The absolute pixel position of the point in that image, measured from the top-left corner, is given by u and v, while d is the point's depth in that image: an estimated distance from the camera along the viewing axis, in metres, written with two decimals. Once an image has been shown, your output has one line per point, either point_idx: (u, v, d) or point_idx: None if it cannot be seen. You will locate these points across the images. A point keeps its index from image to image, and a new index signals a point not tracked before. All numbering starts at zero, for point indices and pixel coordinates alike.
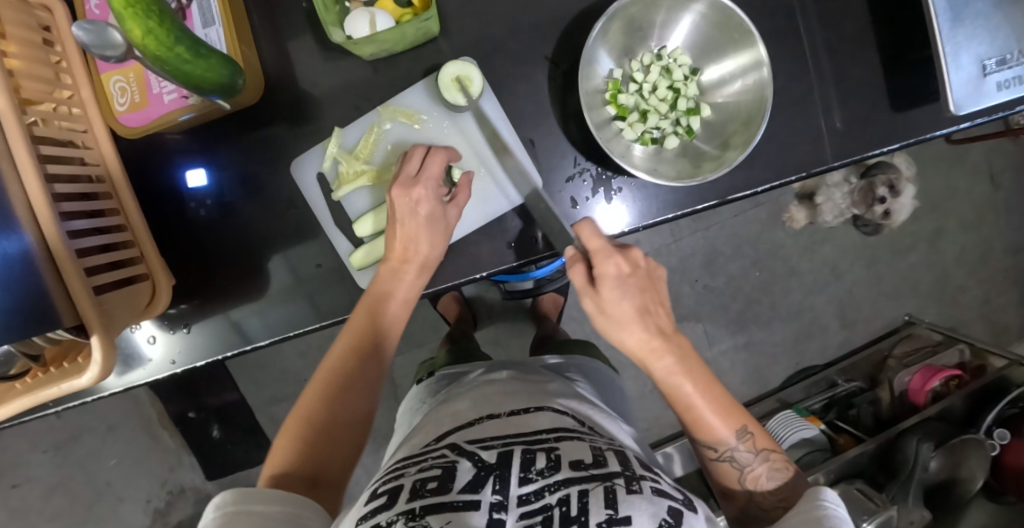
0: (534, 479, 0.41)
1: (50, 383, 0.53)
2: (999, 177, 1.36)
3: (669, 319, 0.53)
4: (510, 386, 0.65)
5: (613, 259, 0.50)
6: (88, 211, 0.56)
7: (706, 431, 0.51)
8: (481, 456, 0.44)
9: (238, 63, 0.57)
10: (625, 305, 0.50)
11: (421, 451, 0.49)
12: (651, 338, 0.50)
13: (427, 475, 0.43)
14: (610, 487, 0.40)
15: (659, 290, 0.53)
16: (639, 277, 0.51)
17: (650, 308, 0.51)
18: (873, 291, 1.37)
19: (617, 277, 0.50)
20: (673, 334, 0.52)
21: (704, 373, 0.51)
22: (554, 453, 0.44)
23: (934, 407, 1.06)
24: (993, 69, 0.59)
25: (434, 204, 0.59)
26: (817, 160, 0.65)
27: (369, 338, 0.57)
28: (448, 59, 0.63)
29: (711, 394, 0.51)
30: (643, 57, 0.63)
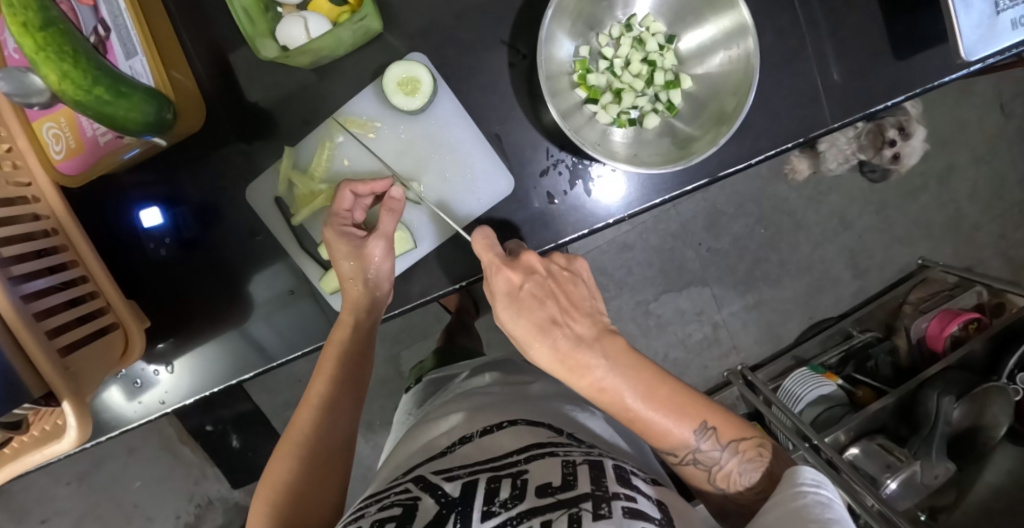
0: (496, 512, 0.39)
1: (31, 451, 0.51)
2: (1012, 103, 1.27)
3: (591, 321, 0.47)
4: (490, 394, 0.62)
5: (503, 274, 0.47)
6: (47, 267, 0.52)
7: (664, 442, 0.48)
8: (444, 490, 0.43)
9: (165, 95, 0.53)
10: (520, 324, 0.46)
11: (386, 487, 0.48)
12: (563, 350, 0.45)
13: (386, 515, 0.41)
14: (575, 514, 0.37)
15: (571, 291, 0.48)
16: (540, 286, 0.47)
17: (559, 318, 0.46)
18: (885, 236, 1.31)
19: (508, 293, 0.47)
20: (593, 340, 0.45)
21: (649, 378, 0.46)
22: (520, 479, 0.42)
23: (956, 355, 1.01)
24: (1007, 5, 0.52)
25: (353, 238, 0.57)
26: (815, 123, 0.60)
27: (329, 391, 0.55)
28: (398, 56, 0.58)
29: (663, 398, 0.46)
30: (610, 30, 0.57)
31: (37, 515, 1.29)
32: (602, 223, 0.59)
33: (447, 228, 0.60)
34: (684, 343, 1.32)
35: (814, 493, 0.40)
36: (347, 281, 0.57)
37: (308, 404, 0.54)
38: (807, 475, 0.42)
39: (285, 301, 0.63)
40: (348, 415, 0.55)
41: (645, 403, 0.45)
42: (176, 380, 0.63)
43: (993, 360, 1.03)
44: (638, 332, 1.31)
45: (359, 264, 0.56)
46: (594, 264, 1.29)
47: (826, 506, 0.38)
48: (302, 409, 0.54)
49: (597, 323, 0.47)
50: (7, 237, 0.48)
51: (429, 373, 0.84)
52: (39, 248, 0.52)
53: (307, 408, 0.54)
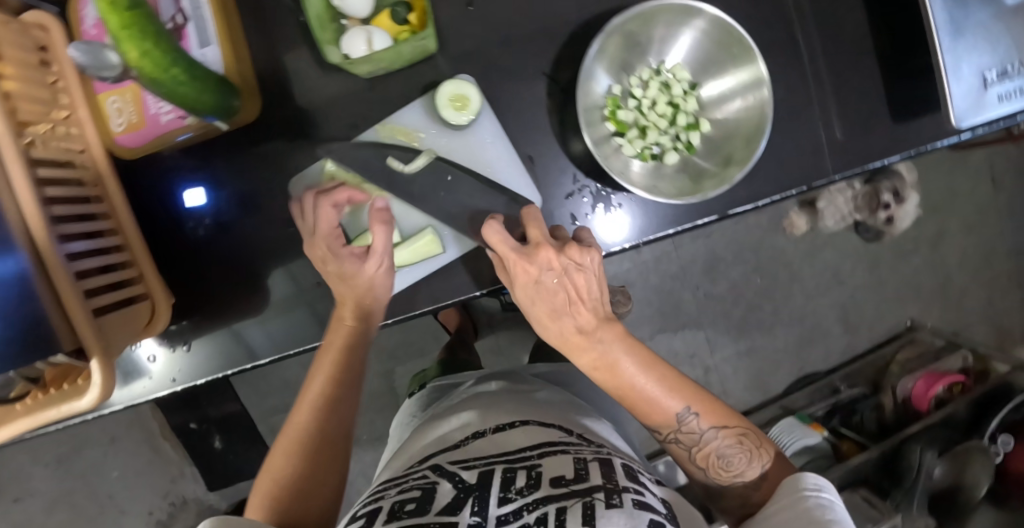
0: (512, 499, 0.42)
1: (51, 405, 0.52)
2: (1002, 177, 1.35)
3: (594, 313, 0.52)
4: (499, 397, 0.65)
5: (520, 267, 0.51)
6: (87, 231, 0.55)
7: (651, 418, 0.53)
8: (461, 477, 0.45)
9: (234, 84, 0.58)
10: (535, 310, 0.53)
11: (404, 474, 0.50)
12: (568, 337, 0.52)
13: (406, 497, 0.44)
14: (589, 503, 0.40)
15: (580, 286, 0.51)
16: (558, 279, 0.51)
17: (569, 308, 0.51)
18: (875, 295, 1.36)
19: (529, 283, 0.52)
20: (594, 330, 0.51)
21: (643, 354, 0.52)
22: (535, 471, 0.45)
23: (940, 413, 1.05)
24: (995, 80, 0.58)
25: (330, 235, 0.60)
26: (818, 173, 0.65)
27: (321, 393, 0.59)
28: (445, 75, 0.63)
29: (656, 373, 0.52)
30: (641, 73, 0.63)
31: (6, 498, 1.26)
32: (619, 247, 0.63)
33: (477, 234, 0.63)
34: None
35: (816, 497, 0.43)
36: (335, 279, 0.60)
37: (303, 405, 0.58)
38: (808, 479, 0.45)
39: (311, 293, 0.67)
40: (342, 412, 0.59)
41: (638, 372, 0.51)
42: (190, 359, 0.66)
43: (976, 418, 1.06)
44: None
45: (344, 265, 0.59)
46: None
47: (829, 509, 0.42)
48: (298, 410, 0.58)
49: (600, 314, 0.52)
50: (56, 198, 0.52)
51: (433, 380, 0.86)
52: (81, 212, 0.55)
53: (302, 410, 0.58)
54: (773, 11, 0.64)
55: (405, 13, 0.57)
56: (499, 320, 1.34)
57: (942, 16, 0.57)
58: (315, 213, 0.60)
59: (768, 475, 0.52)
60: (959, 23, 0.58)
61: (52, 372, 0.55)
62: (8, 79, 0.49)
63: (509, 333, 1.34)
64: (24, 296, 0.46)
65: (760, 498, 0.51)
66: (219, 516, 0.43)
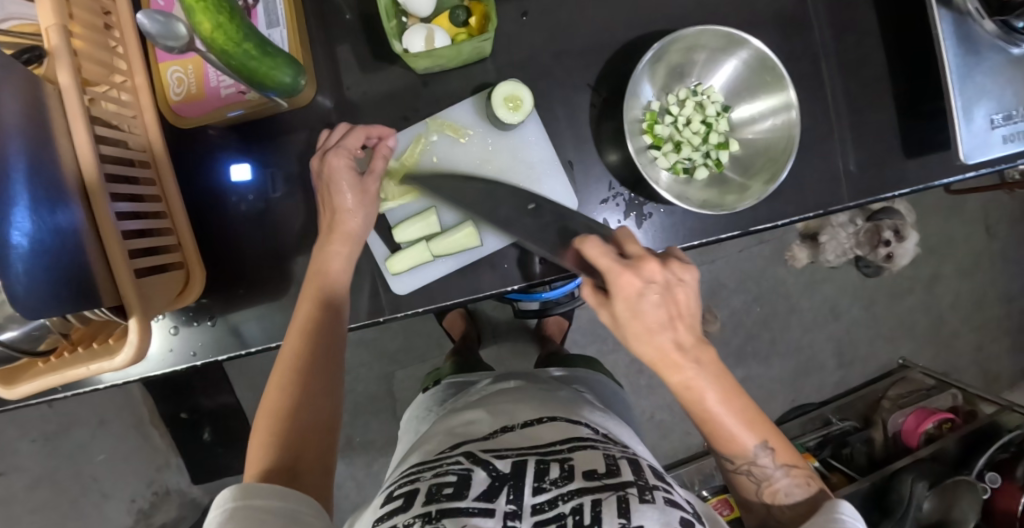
0: (548, 489, 0.44)
1: (79, 364, 0.53)
2: (996, 226, 1.40)
3: (691, 330, 0.49)
4: (520, 393, 0.68)
5: (624, 277, 0.47)
6: (130, 194, 0.56)
7: (728, 448, 0.52)
8: (496, 466, 0.47)
9: (299, 62, 0.60)
10: (634, 324, 0.48)
11: (437, 457, 0.52)
12: (666, 355, 0.48)
13: (443, 481, 0.46)
14: (623, 497, 0.43)
15: (681, 301, 0.48)
16: (660, 290, 0.47)
17: (670, 322, 0.48)
18: (869, 331, 1.41)
19: (627, 296, 0.47)
20: (691, 347, 0.48)
21: (727, 384, 0.50)
22: (568, 463, 0.47)
23: (928, 449, 1.09)
24: (1001, 123, 0.63)
25: (352, 176, 0.61)
26: (834, 199, 0.69)
27: (292, 365, 0.55)
28: (493, 79, 0.66)
29: (738, 405, 0.50)
30: (679, 92, 0.66)
31: None
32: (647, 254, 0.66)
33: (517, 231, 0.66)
34: (671, 406, 1.37)
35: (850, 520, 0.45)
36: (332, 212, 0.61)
37: (275, 381, 0.55)
38: (845, 506, 0.46)
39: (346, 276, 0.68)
40: (325, 387, 0.56)
41: (723, 405, 0.50)
42: (212, 334, 0.68)
43: (965, 456, 1.10)
44: (629, 389, 1.36)
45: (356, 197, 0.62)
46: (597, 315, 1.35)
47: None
48: (271, 388, 0.55)
49: (695, 332, 0.49)
50: (106, 157, 0.54)
51: (448, 376, 0.88)
52: (128, 175, 0.57)
53: (276, 385, 0.54)
54: (802, 47, 0.69)
55: (465, 16, 0.60)
56: (503, 331, 1.35)
57: (954, 62, 0.62)
58: (334, 165, 0.60)
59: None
60: (968, 68, 0.63)
61: (80, 331, 0.56)
62: (75, 37, 0.51)
63: (512, 345, 1.35)
64: (73, 245, 0.47)
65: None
66: (245, 485, 0.43)
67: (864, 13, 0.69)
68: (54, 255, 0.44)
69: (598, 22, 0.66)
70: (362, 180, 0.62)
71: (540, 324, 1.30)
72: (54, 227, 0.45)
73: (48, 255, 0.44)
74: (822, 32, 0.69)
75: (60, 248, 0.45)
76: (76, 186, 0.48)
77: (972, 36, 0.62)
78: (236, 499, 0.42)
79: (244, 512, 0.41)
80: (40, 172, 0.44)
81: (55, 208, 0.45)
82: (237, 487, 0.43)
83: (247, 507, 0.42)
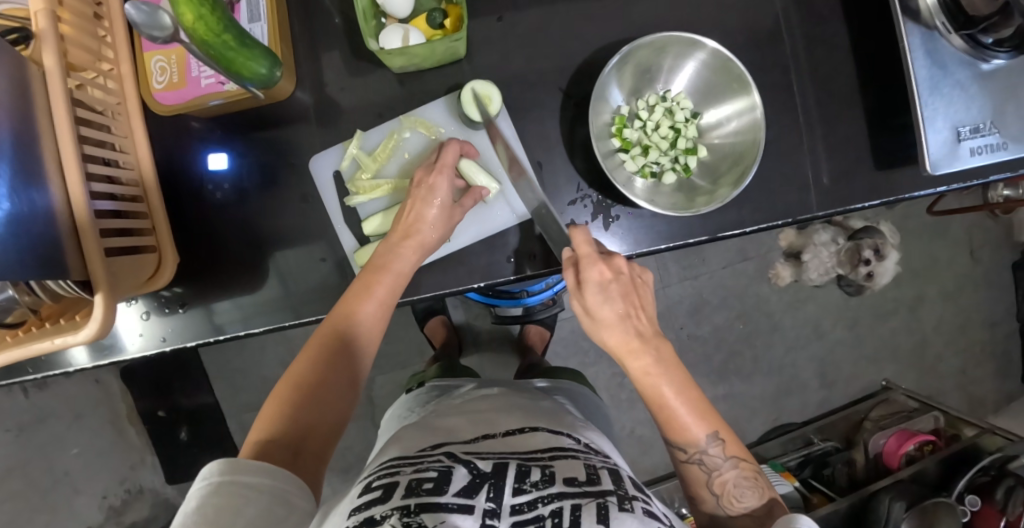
0: (528, 490, 0.44)
1: (43, 337, 0.53)
2: (981, 249, 1.40)
3: (652, 322, 0.57)
4: (500, 401, 0.68)
5: (596, 266, 0.55)
6: (108, 177, 0.58)
7: (679, 435, 0.55)
8: (476, 464, 0.48)
9: (277, 56, 0.62)
10: (603, 311, 0.55)
11: (417, 454, 0.52)
12: (625, 341, 0.54)
13: (423, 476, 0.46)
14: (603, 504, 0.43)
15: (641, 295, 0.57)
16: (622, 283, 0.55)
17: (631, 313, 0.55)
18: (853, 352, 1.40)
19: (599, 282, 0.55)
20: (651, 337, 0.55)
21: (685, 379, 0.55)
22: (548, 469, 0.48)
23: (908, 469, 1.08)
24: (967, 135, 0.64)
25: (444, 198, 0.64)
26: (802, 209, 0.70)
27: (329, 342, 0.58)
28: (469, 80, 0.68)
29: (691, 396, 0.55)
30: (648, 97, 0.68)
31: None
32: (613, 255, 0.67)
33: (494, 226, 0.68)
34: (652, 422, 1.37)
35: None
36: (409, 219, 0.64)
37: (307, 351, 0.58)
38: (805, 521, 0.46)
39: (317, 268, 0.69)
40: (350, 364, 0.58)
41: (678, 396, 0.54)
42: (183, 320, 0.69)
43: (945, 479, 1.10)
44: (610, 403, 1.35)
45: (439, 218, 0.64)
46: (579, 328, 1.35)
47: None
48: (301, 356, 0.58)
49: (655, 326, 0.56)
50: (87, 139, 0.56)
51: (432, 380, 0.88)
52: (106, 156, 0.59)
53: (306, 356, 0.57)
54: (771, 59, 0.71)
55: (441, 18, 0.62)
56: (484, 340, 1.35)
57: (922, 75, 0.64)
58: (429, 180, 0.65)
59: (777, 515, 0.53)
60: (935, 81, 0.64)
61: (50, 307, 0.57)
62: (63, 23, 0.54)
63: (493, 354, 1.35)
64: (45, 226, 0.48)
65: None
66: (228, 460, 0.44)
67: (832, 29, 0.71)
68: (21, 225, 0.46)
69: (572, 29, 0.68)
70: (449, 205, 0.65)
71: (521, 333, 1.30)
72: (27, 202, 0.47)
73: (23, 226, 0.46)
74: (791, 46, 0.71)
75: (30, 222, 0.46)
76: (54, 166, 0.50)
77: (938, 50, 0.64)
78: (222, 473, 0.43)
79: (228, 488, 0.43)
80: (20, 146, 0.47)
81: (30, 188, 0.47)
82: (220, 463, 0.44)
83: (233, 483, 0.43)
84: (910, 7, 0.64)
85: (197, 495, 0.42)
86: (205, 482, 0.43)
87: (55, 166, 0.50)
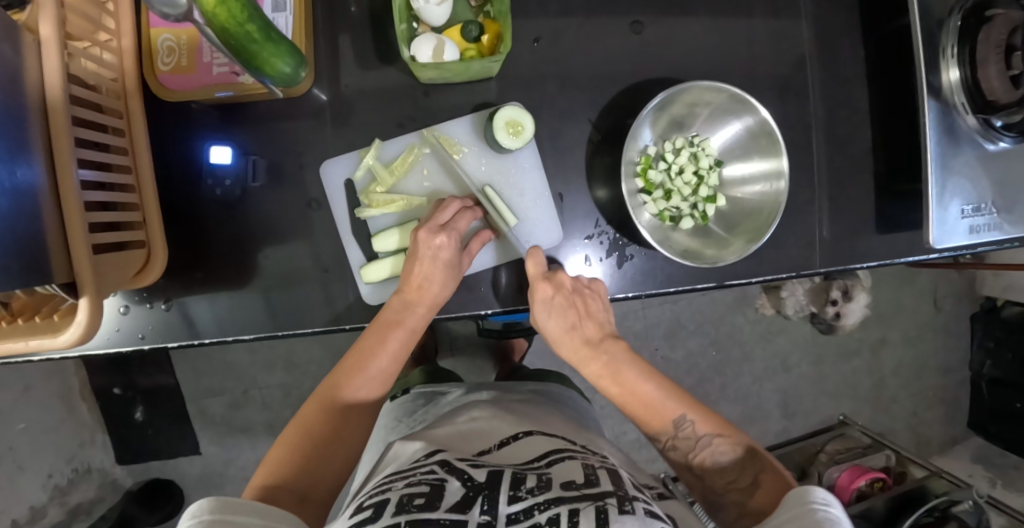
0: (522, 498, 0.44)
1: (16, 338, 0.49)
2: (943, 300, 1.48)
3: (601, 325, 0.62)
4: (494, 407, 0.69)
5: (540, 286, 0.60)
6: (98, 163, 0.53)
7: (650, 426, 0.58)
8: (470, 476, 0.48)
9: (302, 53, 0.58)
10: (545, 321, 0.61)
11: (411, 465, 0.52)
12: (577, 349, 0.61)
13: (415, 490, 0.45)
14: (602, 508, 0.42)
15: (588, 303, 0.61)
16: (564, 297, 0.60)
17: (575, 322, 0.60)
18: (816, 386, 1.46)
19: (544, 300, 0.60)
20: (601, 344, 0.61)
21: (646, 367, 0.59)
22: (545, 477, 0.48)
23: (859, 506, 1.14)
24: (969, 214, 0.67)
25: (450, 258, 0.61)
26: (806, 264, 0.72)
27: (338, 392, 0.57)
28: (497, 99, 0.66)
29: (655, 379, 0.59)
30: (676, 140, 0.67)
31: None
32: (622, 294, 0.67)
33: (506, 255, 0.67)
34: (619, 438, 1.39)
35: (825, 511, 0.45)
36: (420, 273, 0.61)
37: (316, 398, 0.57)
38: (818, 492, 0.46)
39: (317, 277, 0.66)
40: (362, 418, 0.58)
41: (642, 381, 0.58)
42: (166, 318, 0.65)
43: (893, 517, 1.16)
44: None
45: (450, 277, 0.62)
46: None
47: (835, 523, 0.43)
48: (311, 402, 0.57)
49: (606, 330, 0.62)
50: (80, 118, 0.51)
51: (418, 385, 0.86)
52: (101, 141, 0.53)
53: (316, 403, 0.57)
54: (796, 114, 0.72)
55: (478, 32, 0.60)
56: (461, 345, 1.33)
57: (937, 150, 0.66)
58: (433, 238, 0.60)
59: (762, 480, 0.53)
60: (948, 158, 0.66)
61: (22, 301, 0.52)
62: None
63: (469, 360, 1.33)
64: (29, 203, 0.43)
65: (756, 504, 0.52)
66: (216, 497, 0.43)
67: (855, 91, 0.72)
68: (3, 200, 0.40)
69: (606, 60, 0.67)
70: (458, 258, 0.62)
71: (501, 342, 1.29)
72: (9, 173, 0.41)
73: (8, 202, 0.41)
74: (816, 102, 0.72)
75: (17, 204, 0.42)
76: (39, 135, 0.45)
77: (955, 127, 0.66)
78: (214, 511, 0.42)
79: (219, 527, 0.41)
80: (7, 115, 0.41)
81: (15, 165, 0.42)
82: (210, 500, 0.43)
83: (226, 521, 0.42)
84: (934, 83, 0.65)
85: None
86: (192, 518, 0.42)
87: (40, 123, 0.45)
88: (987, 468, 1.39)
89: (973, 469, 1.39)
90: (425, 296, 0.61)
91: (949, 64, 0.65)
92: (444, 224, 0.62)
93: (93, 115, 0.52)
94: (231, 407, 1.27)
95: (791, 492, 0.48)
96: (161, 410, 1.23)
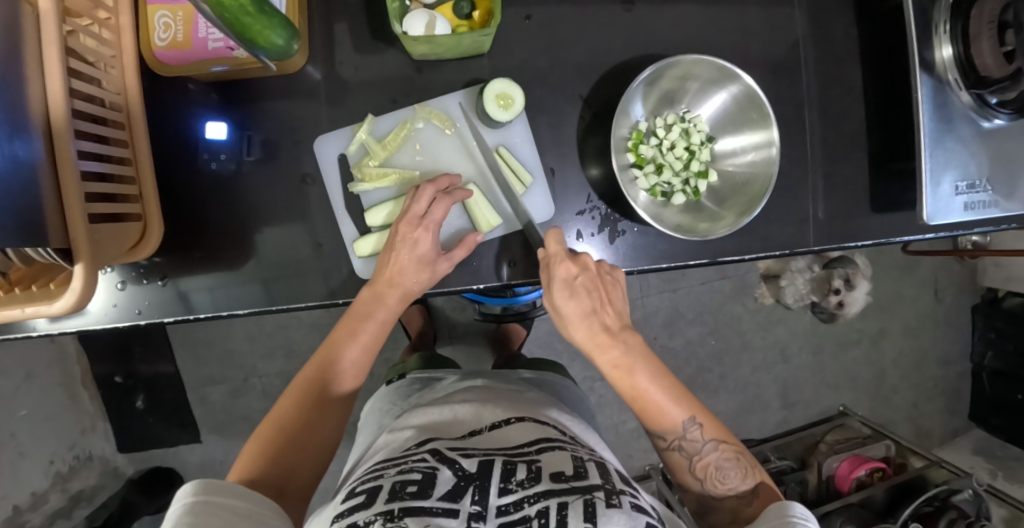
0: (513, 490, 0.45)
1: (13, 305, 0.49)
2: (945, 291, 1.47)
3: (619, 317, 0.59)
4: (488, 392, 0.68)
5: (564, 264, 0.57)
6: (96, 133, 0.54)
7: (658, 423, 0.57)
8: (462, 465, 0.48)
9: (295, 26, 0.60)
10: (569, 307, 0.57)
11: (402, 453, 0.52)
12: (596, 336, 0.57)
13: (407, 478, 0.46)
14: (589, 501, 0.43)
15: (609, 290, 0.59)
16: (588, 278, 0.57)
17: (597, 308, 0.57)
18: (816, 376, 1.46)
19: (564, 279, 0.57)
20: (619, 331, 0.58)
21: (657, 366, 0.58)
22: (535, 465, 0.48)
23: (858, 494, 1.13)
24: (963, 191, 0.67)
25: (427, 254, 0.62)
26: (800, 242, 0.72)
27: (313, 387, 0.58)
28: (489, 76, 0.67)
29: (665, 382, 0.57)
30: (667, 116, 0.67)
31: None
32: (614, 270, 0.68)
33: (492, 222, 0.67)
34: (617, 428, 1.39)
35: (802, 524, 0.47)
36: (391, 268, 0.61)
37: (292, 392, 0.57)
38: (798, 508, 0.49)
39: (311, 253, 0.67)
40: (336, 414, 0.58)
41: (653, 382, 0.57)
42: (163, 293, 0.65)
43: (890, 507, 1.15)
44: None
45: (427, 272, 0.63)
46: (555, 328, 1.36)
47: None
48: (284, 400, 0.57)
49: (622, 320, 0.59)
50: (76, 91, 0.51)
51: (412, 372, 0.86)
52: (96, 114, 0.54)
53: (290, 398, 0.57)
54: (788, 92, 0.72)
55: (469, 9, 0.61)
56: (459, 332, 1.34)
57: (929, 126, 0.66)
58: (411, 231, 0.61)
59: (760, 490, 0.55)
60: (941, 134, 0.66)
61: (20, 271, 0.53)
62: None
63: (467, 348, 1.34)
64: (29, 180, 0.44)
65: (752, 514, 0.54)
66: (204, 481, 0.44)
67: (847, 70, 0.72)
68: (6, 178, 0.41)
69: (599, 38, 0.67)
70: (433, 258, 0.63)
71: (499, 328, 1.29)
72: (10, 154, 0.42)
73: (8, 177, 0.42)
74: (809, 81, 0.72)
75: (14, 178, 0.42)
76: (38, 111, 0.46)
77: (948, 105, 0.66)
78: (201, 494, 0.43)
79: (206, 508, 0.42)
80: (8, 103, 0.42)
81: (14, 137, 0.43)
82: (198, 482, 0.43)
83: (211, 504, 0.43)
84: (926, 59, 0.65)
85: (171, 516, 0.42)
86: (180, 502, 0.42)
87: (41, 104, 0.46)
88: (988, 459, 1.39)
89: (974, 460, 1.39)
90: (397, 287, 0.62)
91: (942, 41, 0.65)
92: (422, 217, 0.62)
93: (91, 89, 0.52)
94: (231, 395, 1.28)
95: (774, 504, 0.50)
96: (162, 397, 1.24)
